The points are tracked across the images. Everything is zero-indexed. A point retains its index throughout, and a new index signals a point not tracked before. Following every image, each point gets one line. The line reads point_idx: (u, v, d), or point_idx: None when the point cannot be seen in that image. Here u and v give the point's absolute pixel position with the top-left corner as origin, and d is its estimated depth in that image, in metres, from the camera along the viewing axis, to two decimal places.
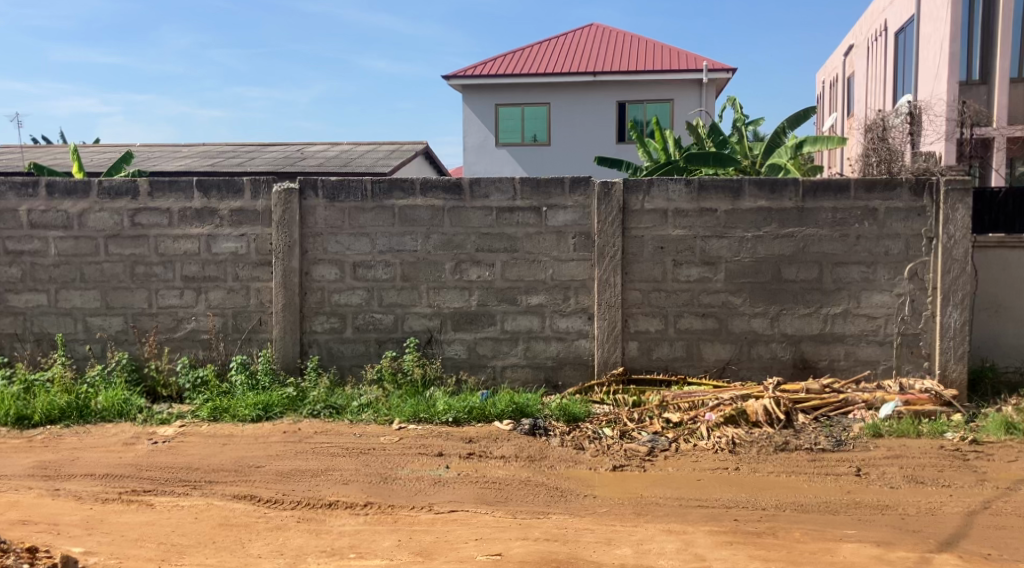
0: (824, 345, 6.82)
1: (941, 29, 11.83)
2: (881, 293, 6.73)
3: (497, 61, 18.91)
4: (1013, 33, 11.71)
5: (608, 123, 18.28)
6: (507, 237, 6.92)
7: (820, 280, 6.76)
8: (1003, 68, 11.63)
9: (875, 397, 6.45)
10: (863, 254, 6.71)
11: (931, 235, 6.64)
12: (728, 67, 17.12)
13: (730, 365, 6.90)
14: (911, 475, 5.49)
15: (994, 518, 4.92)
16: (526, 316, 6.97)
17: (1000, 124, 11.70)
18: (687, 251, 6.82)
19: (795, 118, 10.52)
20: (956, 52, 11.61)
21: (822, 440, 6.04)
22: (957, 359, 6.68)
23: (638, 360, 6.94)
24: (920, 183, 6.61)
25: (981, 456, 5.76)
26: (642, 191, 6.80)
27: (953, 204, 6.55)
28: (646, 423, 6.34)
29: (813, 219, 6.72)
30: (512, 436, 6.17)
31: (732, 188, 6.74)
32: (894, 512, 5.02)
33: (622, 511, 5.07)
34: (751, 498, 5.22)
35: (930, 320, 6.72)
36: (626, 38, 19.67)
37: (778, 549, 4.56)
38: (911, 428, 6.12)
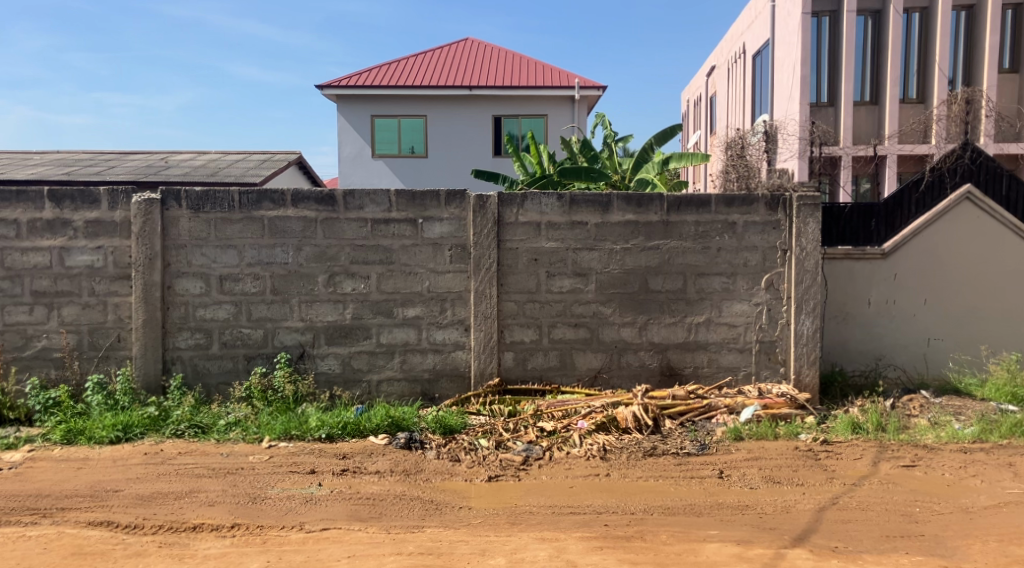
0: (689, 352, 7.09)
1: (793, 54, 12.54)
2: (740, 302, 7.06)
3: (373, 71, 18.76)
4: (856, 59, 12.48)
5: (484, 136, 18.46)
6: (381, 250, 6.87)
7: (684, 290, 7.04)
8: (846, 92, 12.36)
9: (736, 402, 6.76)
10: (724, 265, 7.03)
11: (785, 247, 7.02)
12: (599, 84, 17.61)
13: (601, 374, 7.08)
14: (769, 475, 5.79)
15: (841, 513, 5.24)
16: (401, 329, 6.93)
17: (846, 144, 12.45)
18: (560, 263, 6.97)
19: (662, 134, 11.03)
20: (806, 76, 12.35)
21: (687, 444, 6.29)
22: (810, 364, 7.07)
23: (514, 371, 7.03)
24: (775, 199, 6.98)
25: (831, 455, 6.13)
26: (516, 203, 6.89)
27: (805, 218, 6.96)
28: (521, 432, 6.41)
29: (677, 232, 6.99)
30: (388, 451, 6.11)
31: (601, 202, 6.94)
32: (753, 511, 5.27)
33: (496, 521, 5.11)
34: (621, 503, 5.36)
35: (785, 327, 7.09)
36: (502, 54, 19.93)
37: (646, 552, 4.72)
38: (768, 431, 6.46)
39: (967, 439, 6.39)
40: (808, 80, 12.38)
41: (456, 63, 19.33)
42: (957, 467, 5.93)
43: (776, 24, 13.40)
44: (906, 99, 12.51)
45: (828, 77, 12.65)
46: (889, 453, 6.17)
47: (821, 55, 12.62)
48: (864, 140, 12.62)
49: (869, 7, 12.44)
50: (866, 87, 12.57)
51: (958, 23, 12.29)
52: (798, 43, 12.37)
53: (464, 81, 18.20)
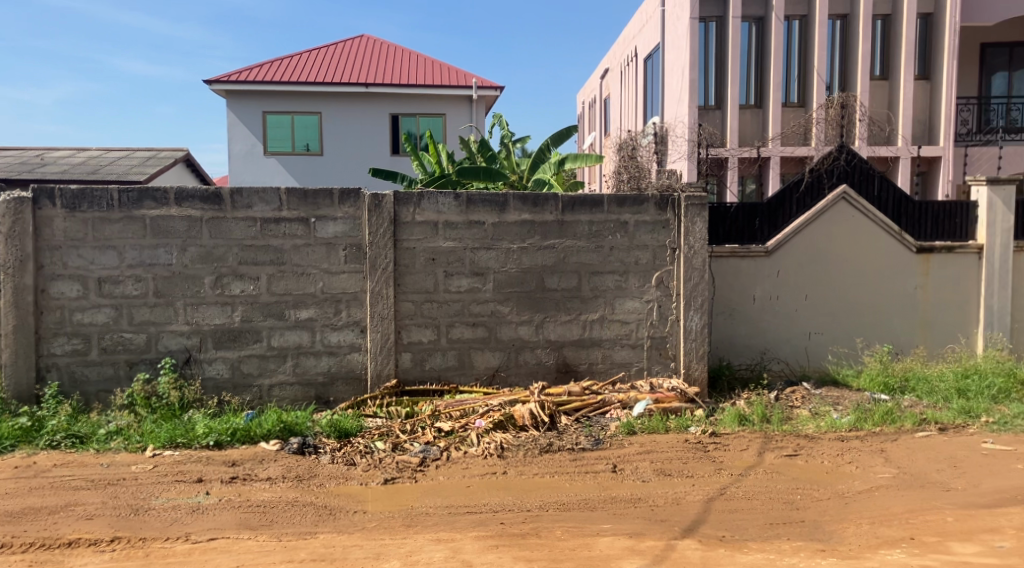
0: (584, 349, 7.19)
1: (682, 57, 12.89)
2: (632, 299, 7.20)
3: (265, 66, 18.29)
4: (741, 64, 12.93)
5: (381, 135, 18.26)
6: (272, 250, 6.70)
7: (579, 288, 7.13)
8: (732, 96, 12.81)
9: (629, 396, 6.90)
10: (617, 263, 7.16)
11: (674, 245, 7.20)
12: (496, 84, 17.69)
13: (499, 372, 7.10)
14: (660, 468, 5.93)
15: (728, 503, 5.42)
16: (294, 331, 6.77)
17: (732, 146, 12.88)
18: (457, 262, 6.95)
19: (559, 134, 11.16)
20: (695, 80, 12.71)
21: (582, 439, 6.38)
22: (699, 359, 7.28)
23: (411, 372, 6.97)
24: (664, 199, 7.16)
25: (719, 446, 6.33)
26: (412, 203, 6.84)
27: (692, 218, 7.16)
28: (418, 433, 6.36)
29: (572, 231, 7.08)
30: (279, 456, 5.96)
31: (497, 201, 6.96)
32: (645, 504, 5.39)
33: (391, 524, 5.05)
34: (517, 500, 5.39)
35: (675, 323, 7.27)
36: (398, 51, 19.75)
37: (540, 549, 4.76)
38: (660, 424, 6.63)
39: (844, 428, 6.71)
40: (696, 83, 12.75)
41: (352, 60, 19.05)
42: (834, 454, 6.22)
43: (666, 28, 13.75)
44: (788, 103, 13.05)
45: (715, 80, 13.06)
46: (773, 443, 6.42)
47: (708, 60, 13.02)
48: (748, 141, 13.08)
49: (753, 14, 12.89)
50: (751, 91, 13.06)
51: (833, 31, 12.90)
52: (687, 47, 12.73)
53: (359, 78, 17.95)
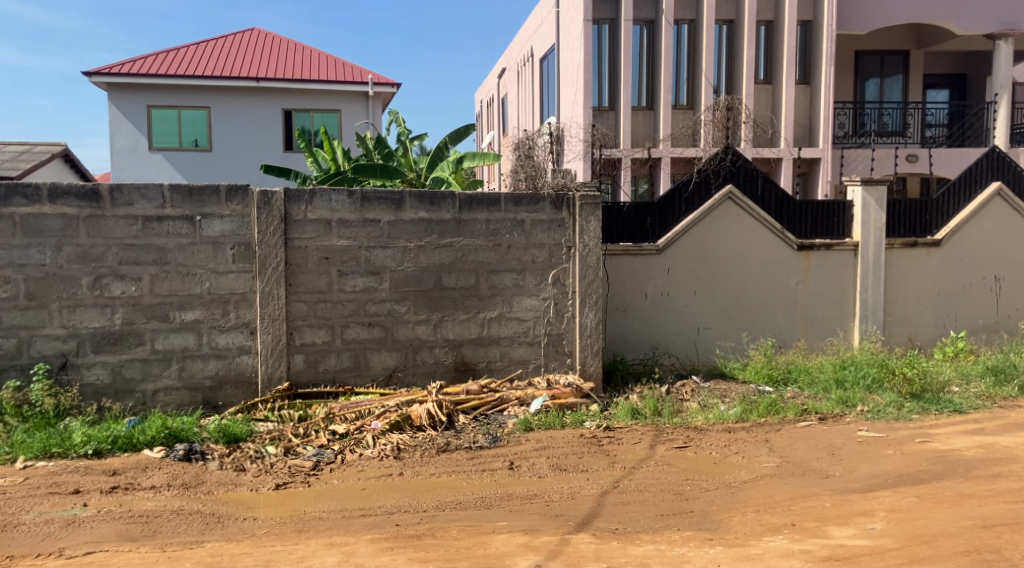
0: (482, 347, 7.19)
1: (577, 58, 13.05)
2: (529, 297, 7.25)
3: (150, 58, 17.57)
4: (633, 67, 13.20)
5: (273, 132, 17.83)
6: (155, 249, 6.43)
7: (476, 287, 7.13)
8: (625, 97, 13.06)
9: (526, 394, 6.95)
10: (514, 262, 7.19)
11: (570, 244, 7.29)
12: (392, 81, 17.52)
13: (395, 373, 7.03)
14: (556, 464, 5.99)
15: (621, 496, 5.52)
16: (179, 334, 6.52)
17: (625, 147, 13.15)
18: (351, 261, 6.84)
19: (456, 133, 11.14)
20: (589, 81, 12.90)
21: (479, 437, 6.38)
22: (594, 355, 7.40)
23: (305, 374, 6.82)
24: (560, 198, 7.24)
25: (613, 440, 6.45)
26: (304, 201, 6.69)
27: (587, 216, 7.27)
28: (312, 436, 6.23)
29: (469, 230, 7.07)
30: (164, 464, 5.73)
31: (392, 199, 6.87)
32: (540, 500, 5.43)
33: (282, 530, 4.93)
34: (413, 501, 5.35)
35: (571, 320, 7.36)
36: (291, 46, 19.30)
37: (436, 549, 4.73)
38: (556, 420, 6.70)
39: (731, 419, 6.95)
40: (590, 84, 12.94)
41: (242, 53, 18.52)
42: (722, 446, 6.42)
43: (561, 29, 13.91)
44: (678, 105, 13.42)
45: (608, 82, 13.28)
46: (664, 436, 6.59)
47: (602, 61, 13.22)
48: (640, 143, 13.40)
49: (644, 18, 13.16)
50: (643, 93, 13.34)
51: (720, 36, 13.32)
52: (581, 49, 12.89)
53: (251, 73, 17.46)
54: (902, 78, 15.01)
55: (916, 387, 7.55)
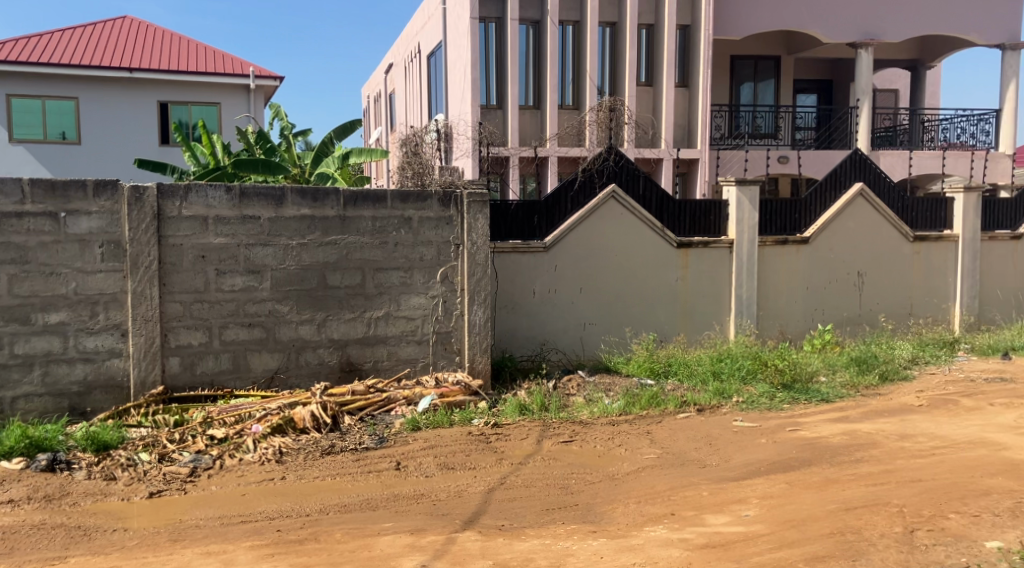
0: (368, 347, 7.09)
1: (464, 56, 13.02)
2: (417, 295, 7.19)
3: (10, 43, 16.51)
4: (520, 67, 13.30)
5: (148, 125, 17.04)
6: (14, 248, 6.06)
7: (362, 285, 7.02)
8: (512, 97, 13.15)
9: (414, 393, 6.90)
10: (400, 260, 7.12)
11: (458, 242, 7.27)
12: (275, 75, 17.07)
13: (278, 374, 6.84)
14: (443, 462, 5.97)
15: (507, 492, 5.55)
16: (42, 337, 6.18)
17: (513, 145, 13.23)
18: (230, 260, 6.62)
19: (342, 128, 10.94)
20: (476, 79, 12.90)
21: (365, 439, 6.29)
22: (482, 352, 7.41)
23: (181, 377, 6.56)
24: (447, 195, 7.21)
25: (500, 437, 6.48)
26: (178, 197, 6.43)
27: (474, 214, 7.27)
28: (188, 442, 5.98)
29: (354, 227, 6.95)
30: (25, 476, 5.39)
31: (273, 195, 6.69)
32: (427, 499, 5.40)
33: (155, 540, 4.72)
34: (295, 505, 5.22)
35: (459, 318, 7.34)
36: (166, 35, 18.53)
37: (319, 554, 4.63)
38: (444, 419, 6.68)
39: (615, 413, 7.10)
40: (478, 82, 12.95)
41: (114, 41, 17.64)
42: (606, 439, 6.55)
43: (448, 26, 13.86)
44: (564, 105, 13.62)
45: (495, 80, 13.32)
46: (550, 431, 6.67)
47: (489, 60, 13.26)
48: (528, 142, 13.55)
49: (529, 17, 13.28)
50: (530, 93, 13.47)
51: (603, 38, 13.58)
52: (467, 47, 12.88)
53: (122, 63, 16.64)
54: (774, 83, 15.78)
55: (787, 377, 7.91)
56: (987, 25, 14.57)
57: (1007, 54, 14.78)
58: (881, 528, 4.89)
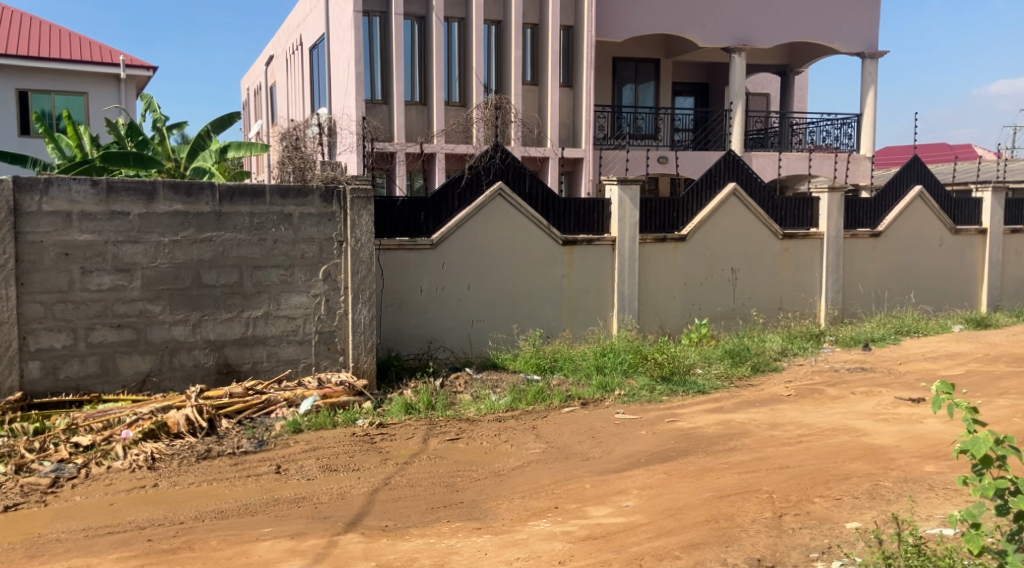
0: (247, 348, 6.87)
1: (347, 50, 12.79)
2: (298, 294, 7.02)
3: None
4: (405, 62, 13.18)
5: (6, 115, 15.96)
6: None
7: (240, 284, 6.80)
8: (397, 92, 13.02)
9: (296, 394, 6.74)
10: (281, 257, 6.93)
11: (340, 239, 7.14)
12: (148, 65, 16.33)
13: (150, 378, 6.55)
14: (325, 464, 5.85)
15: (391, 492, 5.49)
16: None
17: (399, 141, 13.10)
18: (97, 258, 6.31)
19: (220, 121, 10.58)
20: (361, 73, 12.70)
21: (244, 442, 6.10)
22: (367, 351, 7.28)
23: (42, 382, 6.22)
24: (329, 191, 7.07)
25: (385, 437, 6.41)
26: (38, 191, 6.08)
27: (358, 210, 7.15)
28: (50, 451, 5.66)
29: (230, 224, 6.72)
30: None
31: (143, 190, 6.40)
32: (309, 502, 5.28)
33: (11, 557, 4.44)
34: (168, 514, 5.01)
35: (343, 317, 7.21)
36: (27, 19, 17.42)
37: (193, 563, 4.46)
38: (327, 420, 6.55)
39: (501, 409, 7.15)
40: (362, 76, 12.76)
41: None
42: (492, 435, 6.58)
43: (330, 19, 13.59)
44: (450, 102, 13.57)
45: (380, 75, 13.15)
46: (436, 429, 6.64)
47: (373, 55, 13.08)
48: (414, 138, 13.45)
49: (414, 13, 13.17)
50: (415, 89, 13.37)
51: (489, 36, 13.62)
52: (351, 41, 12.65)
53: None
54: (653, 85, 16.25)
55: (666, 369, 8.15)
56: (848, 34, 15.42)
57: (865, 62, 15.60)
58: (752, 513, 5.10)
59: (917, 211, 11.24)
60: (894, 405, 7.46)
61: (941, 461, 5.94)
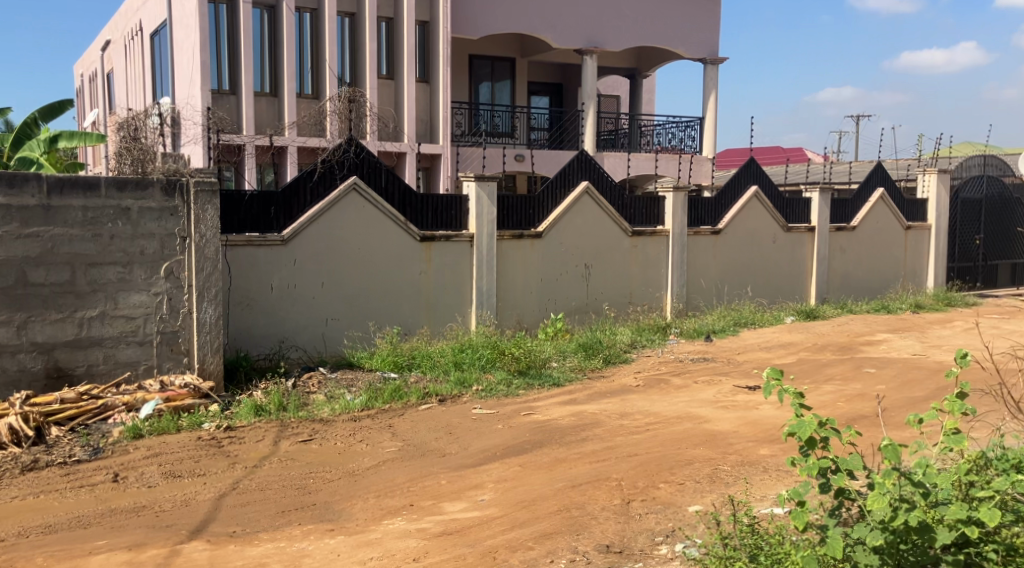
0: (80, 350, 6.47)
1: (191, 37, 12.21)
2: (137, 293, 6.66)
3: None
4: (253, 52, 12.75)
5: None
6: None
7: (72, 282, 6.39)
8: (246, 83, 12.56)
9: (135, 398, 6.42)
10: (117, 254, 6.55)
11: (184, 234, 6.81)
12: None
13: None
14: (168, 471, 5.58)
15: (240, 497, 5.30)
16: None
17: (248, 133, 12.60)
18: None
19: (49, 109, 9.87)
20: (207, 62, 12.17)
21: (77, 450, 5.76)
22: (214, 352, 6.97)
23: None
24: (171, 184, 6.73)
25: (234, 440, 6.18)
26: None
27: (203, 205, 6.84)
28: None
29: (60, 218, 6.31)
30: None
31: None
32: (149, 511, 5.03)
33: None
34: None
35: (187, 317, 6.87)
36: None
37: None
38: (171, 424, 6.25)
39: (356, 408, 7.05)
40: (208, 65, 12.23)
41: None
42: (346, 435, 6.47)
43: (173, 4, 12.95)
44: (302, 94, 13.27)
45: (227, 65, 12.66)
46: (288, 430, 6.47)
47: (219, 43, 12.57)
48: (264, 129, 12.98)
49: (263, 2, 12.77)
50: (265, 80, 12.96)
51: (342, 28, 13.41)
52: (195, 27, 12.07)
53: None
54: (509, 83, 16.45)
55: (523, 364, 8.27)
56: (691, 40, 16.15)
57: (707, 68, 16.39)
58: (602, 501, 5.26)
59: (753, 211, 11.91)
60: (733, 393, 7.89)
61: (774, 444, 6.33)
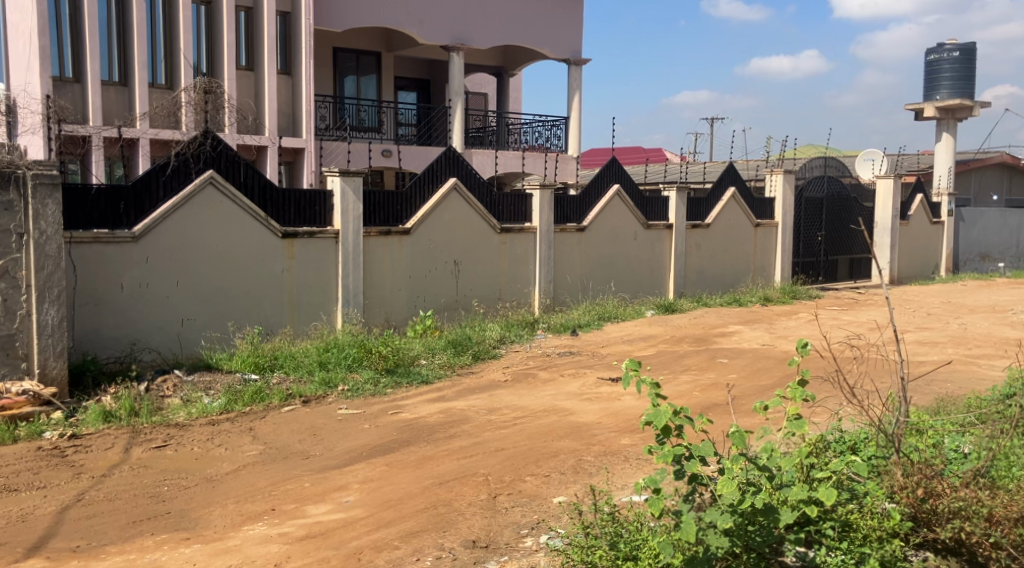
0: None
1: (28, 20, 11.36)
2: None
3: None
4: (99, 39, 12.02)
5: None
6: None
7: None
8: (92, 71, 11.82)
9: None
10: None
11: (20, 231, 6.37)
12: None
13: None
14: (3, 485, 5.22)
15: (85, 509, 5.00)
16: None
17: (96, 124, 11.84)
18: None
19: None
20: (46, 48, 11.38)
21: None
22: (56, 357, 6.55)
23: None
24: (5, 176, 6.28)
25: (79, 449, 5.83)
26: None
27: (42, 200, 6.42)
28: None
29: None
30: None
31: None
32: None
33: None
34: None
35: (25, 319, 6.44)
36: None
37: None
38: (5, 434, 5.89)
39: (215, 412, 6.79)
40: (47, 51, 11.42)
41: None
42: (204, 440, 6.21)
43: None
44: (156, 84, 12.63)
45: (70, 52, 11.91)
46: (141, 437, 6.15)
47: (60, 28, 11.80)
48: (113, 119, 12.27)
49: None
50: (114, 68, 12.27)
51: (198, 17, 12.87)
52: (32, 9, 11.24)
53: None
54: (375, 78, 16.23)
55: (390, 362, 8.17)
56: (555, 40, 16.46)
57: (571, 68, 16.73)
58: (469, 497, 5.28)
59: (614, 209, 12.25)
60: (596, 385, 8.09)
61: (635, 433, 6.53)
